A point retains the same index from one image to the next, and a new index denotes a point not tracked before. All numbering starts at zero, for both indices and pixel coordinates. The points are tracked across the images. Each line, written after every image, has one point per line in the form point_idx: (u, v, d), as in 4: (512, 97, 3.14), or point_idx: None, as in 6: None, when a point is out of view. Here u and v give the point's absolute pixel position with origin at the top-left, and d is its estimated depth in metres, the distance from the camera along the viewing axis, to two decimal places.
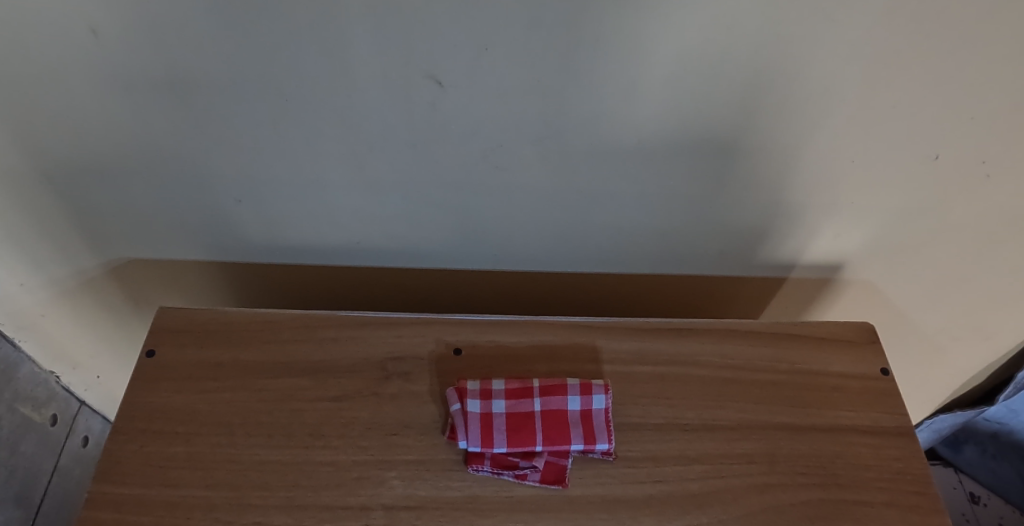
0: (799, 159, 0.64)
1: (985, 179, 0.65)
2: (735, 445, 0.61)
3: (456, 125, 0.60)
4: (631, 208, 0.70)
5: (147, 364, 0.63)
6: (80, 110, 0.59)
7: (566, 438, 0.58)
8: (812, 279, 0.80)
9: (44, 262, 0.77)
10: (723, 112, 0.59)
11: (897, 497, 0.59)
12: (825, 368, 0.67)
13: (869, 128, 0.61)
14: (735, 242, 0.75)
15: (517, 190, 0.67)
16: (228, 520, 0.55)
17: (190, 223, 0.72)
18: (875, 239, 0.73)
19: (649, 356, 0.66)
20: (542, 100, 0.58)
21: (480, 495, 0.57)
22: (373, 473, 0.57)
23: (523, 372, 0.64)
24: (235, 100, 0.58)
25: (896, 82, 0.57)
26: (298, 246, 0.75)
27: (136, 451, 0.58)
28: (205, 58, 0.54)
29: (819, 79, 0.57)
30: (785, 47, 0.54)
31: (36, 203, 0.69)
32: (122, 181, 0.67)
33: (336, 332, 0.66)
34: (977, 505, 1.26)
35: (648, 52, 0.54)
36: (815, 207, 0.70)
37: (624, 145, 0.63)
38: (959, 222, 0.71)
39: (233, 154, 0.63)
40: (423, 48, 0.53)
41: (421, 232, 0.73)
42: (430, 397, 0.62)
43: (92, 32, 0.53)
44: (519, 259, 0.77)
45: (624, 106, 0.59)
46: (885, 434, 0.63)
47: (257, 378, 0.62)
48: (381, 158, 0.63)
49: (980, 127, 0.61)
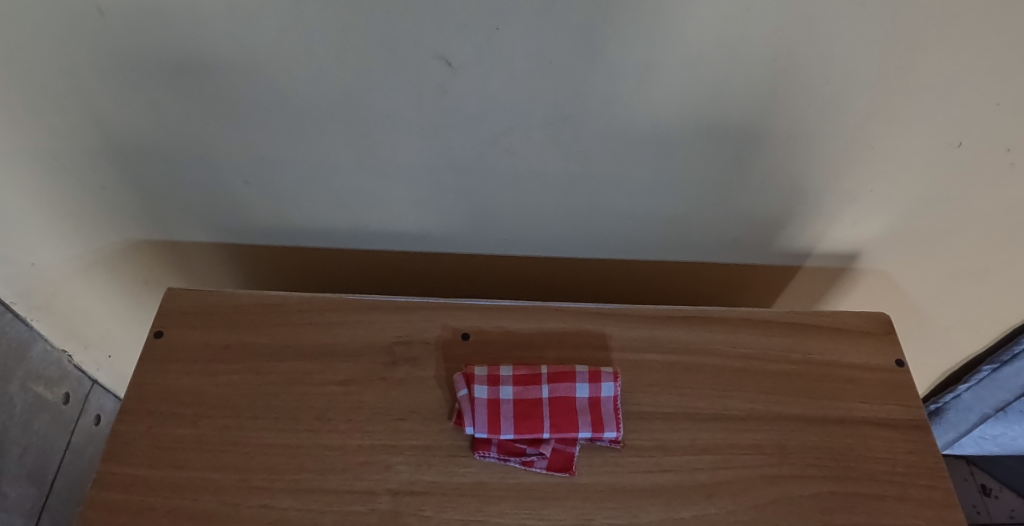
0: (816, 146, 0.63)
1: (1010, 167, 0.64)
2: (746, 435, 0.60)
3: (467, 108, 0.59)
4: (643, 194, 0.69)
5: (154, 346, 0.63)
6: (87, 90, 0.59)
7: (575, 426, 0.57)
8: (827, 269, 0.79)
9: (54, 243, 0.77)
10: (741, 98, 0.58)
11: (911, 492, 0.58)
12: (839, 359, 0.65)
13: (892, 113, 0.59)
14: (749, 230, 0.74)
15: (528, 174, 0.66)
16: (234, 503, 0.55)
17: (198, 205, 0.71)
18: (894, 228, 0.72)
19: (659, 344, 0.65)
20: (554, 83, 0.57)
21: (486, 481, 0.57)
22: (380, 459, 0.57)
23: (531, 359, 0.64)
24: (242, 81, 0.57)
25: (923, 66, 0.55)
26: (306, 228, 0.74)
27: (144, 432, 0.58)
28: (212, 38, 0.54)
29: (841, 63, 0.55)
30: (805, 29, 0.52)
31: (45, 184, 0.69)
32: (130, 161, 0.66)
33: (345, 316, 0.65)
34: (989, 497, 1.23)
35: (664, 34, 0.53)
36: (833, 195, 0.68)
37: (638, 129, 0.61)
38: (982, 212, 0.69)
39: (241, 136, 0.63)
40: (433, 29, 0.52)
41: (432, 216, 0.72)
42: (437, 382, 0.62)
43: (99, 11, 0.52)
44: (530, 245, 0.76)
45: (638, 89, 0.57)
46: (898, 427, 0.62)
47: (265, 361, 0.62)
48: (391, 141, 0.62)
49: (1007, 114, 0.59)
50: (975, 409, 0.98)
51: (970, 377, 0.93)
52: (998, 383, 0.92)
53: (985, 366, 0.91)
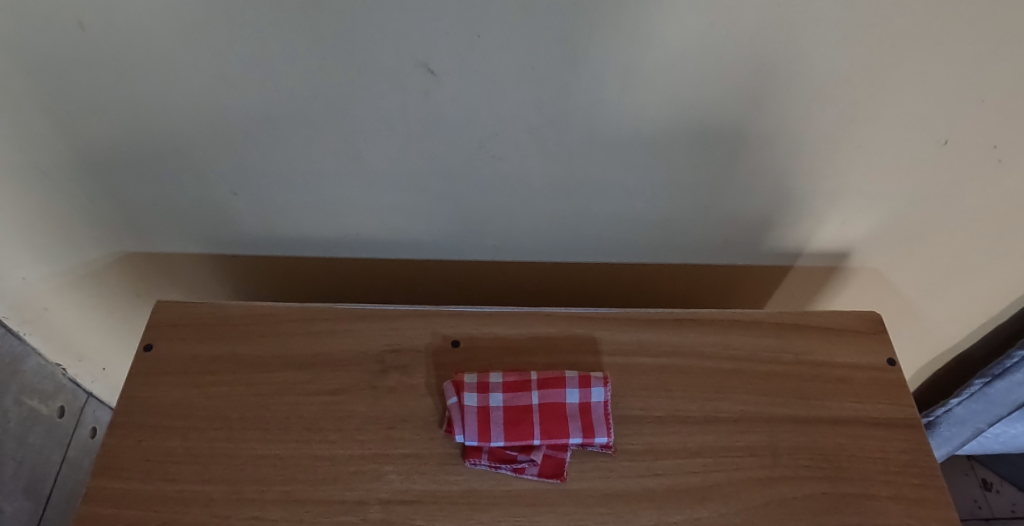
0: (801, 146, 0.63)
1: (996, 163, 0.64)
2: (738, 437, 0.60)
3: (452, 115, 0.59)
4: (630, 197, 0.69)
5: (144, 359, 0.62)
6: (70, 104, 0.59)
7: (565, 432, 0.57)
8: (819, 267, 0.79)
9: (44, 256, 0.77)
10: (725, 99, 0.58)
11: (903, 491, 0.58)
12: (831, 359, 0.65)
13: (877, 112, 0.59)
14: (739, 231, 0.73)
15: (515, 179, 0.66)
16: (225, 515, 0.55)
17: (187, 216, 0.71)
18: (883, 225, 0.72)
19: (649, 347, 0.65)
20: (537, 88, 0.57)
21: (477, 489, 0.56)
22: (371, 468, 0.57)
23: (520, 364, 0.64)
24: (227, 93, 0.57)
25: (905, 64, 0.55)
26: (295, 238, 0.74)
27: (133, 445, 0.58)
28: (193, 50, 0.54)
29: (824, 63, 0.55)
30: (787, 30, 0.53)
31: (32, 198, 0.69)
32: (117, 174, 0.66)
33: (334, 325, 0.65)
34: (989, 492, 1.23)
35: (646, 38, 0.53)
36: (822, 193, 0.68)
37: (624, 132, 0.61)
38: (970, 209, 0.69)
39: (225, 145, 0.62)
40: (414, 38, 0.52)
41: (421, 223, 0.72)
42: (428, 390, 0.62)
43: (80, 26, 0.52)
44: (519, 250, 0.76)
45: (621, 92, 0.57)
46: (891, 426, 0.62)
47: (255, 371, 0.62)
48: (377, 149, 0.62)
49: (992, 110, 0.59)
50: (968, 424, 0.95)
51: (962, 390, 0.92)
52: (990, 399, 0.90)
53: (978, 381, 0.89)
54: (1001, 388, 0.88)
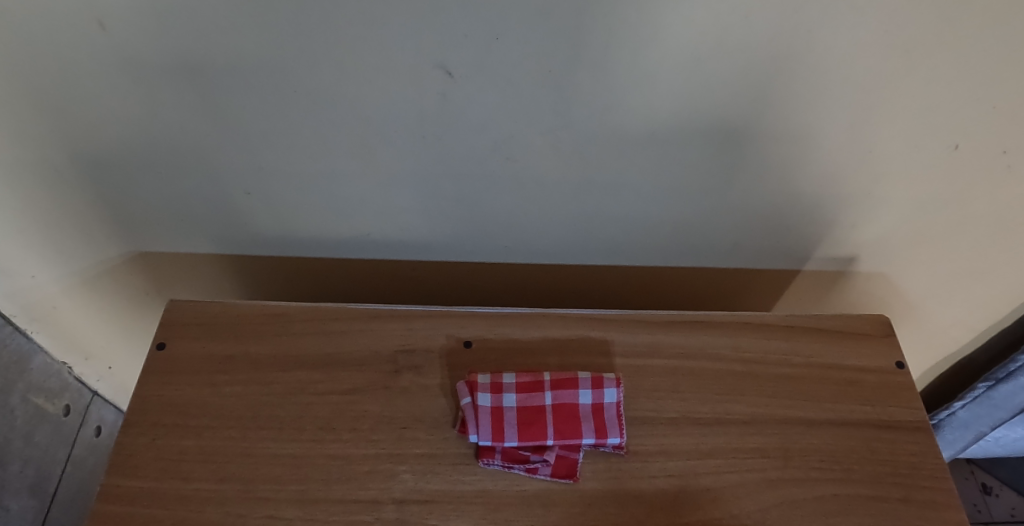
0: (813, 150, 0.63)
1: (1005, 169, 0.64)
2: (749, 439, 0.60)
3: (468, 117, 0.59)
4: (642, 200, 0.69)
5: (156, 357, 0.63)
6: (88, 103, 0.59)
7: (578, 432, 0.57)
8: (826, 271, 0.79)
9: (54, 255, 0.77)
10: (738, 103, 0.58)
11: (912, 493, 0.59)
12: (840, 362, 0.66)
13: (889, 117, 0.60)
14: (749, 235, 0.74)
15: (528, 181, 0.66)
16: (239, 514, 0.55)
17: (199, 216, 0.71)
18: (891, 230, 0.72)
19: (661, 349, 0.65)
20: (552, 91, 0.57)
21: (490, 488, 0.57)
22: (384, 467, 0.57)
23: (532, 365, 0.64)
24: (244, 93, 0.57)
25: (918, 71, 0.56)
26: (306, 238, 0.74)
27: (147, 444, 0.58)
28: (212, 51, 0.54)
29: (838, 68, 0.56)
30: (802, 36, 0.53)
31: (45, 197, 0.69)
32: (131, 173, 0.66)
33: (347, 325, 0.65)
34: (989, 496, 1.23)
35: (662, 41, 0.53)
36: (832, 198, 0.68)
37: (637, 136, 0.62)
38: (977, 215, 0.69)
39: (241, 146, 0.63)
40: (433, 40, 0.53)
41: (433, 224, 0.72)
42: (441, 390, 0.62)
43: (100, 25, 0.52)
44: (530, 251, 0.76)
45: (635, 95, 0.58)
46: (900, 428, 0.62)
47: (269, 371, 0.62)
48: (391, 150, 0.63)
49: (1003, 116, 0.59)
50: (971, 428, 0.96)
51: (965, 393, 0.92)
52: (993, 403, 0.91)
53: (981, 384, 0.90)
54: (1005, 392, 0.89)
